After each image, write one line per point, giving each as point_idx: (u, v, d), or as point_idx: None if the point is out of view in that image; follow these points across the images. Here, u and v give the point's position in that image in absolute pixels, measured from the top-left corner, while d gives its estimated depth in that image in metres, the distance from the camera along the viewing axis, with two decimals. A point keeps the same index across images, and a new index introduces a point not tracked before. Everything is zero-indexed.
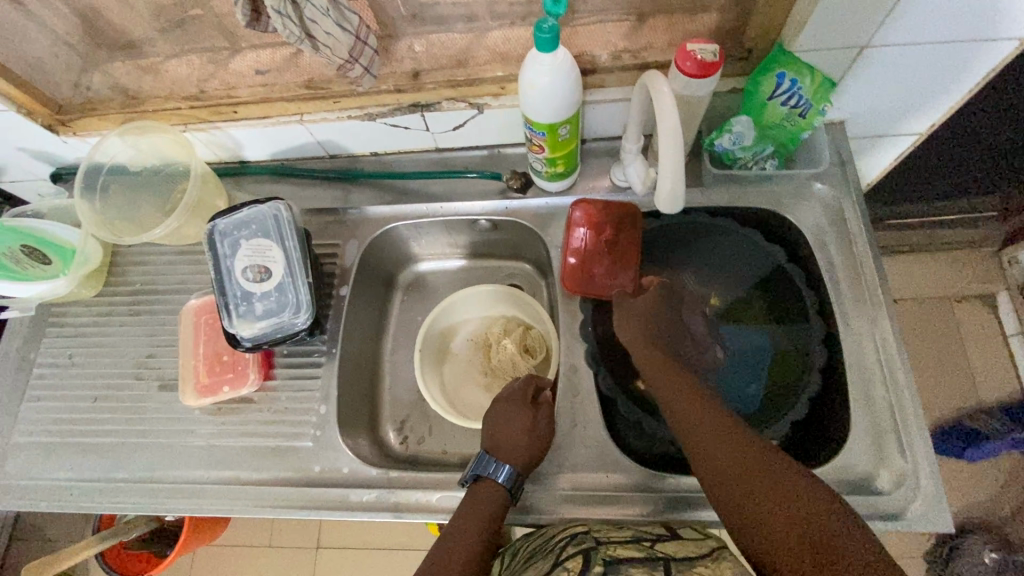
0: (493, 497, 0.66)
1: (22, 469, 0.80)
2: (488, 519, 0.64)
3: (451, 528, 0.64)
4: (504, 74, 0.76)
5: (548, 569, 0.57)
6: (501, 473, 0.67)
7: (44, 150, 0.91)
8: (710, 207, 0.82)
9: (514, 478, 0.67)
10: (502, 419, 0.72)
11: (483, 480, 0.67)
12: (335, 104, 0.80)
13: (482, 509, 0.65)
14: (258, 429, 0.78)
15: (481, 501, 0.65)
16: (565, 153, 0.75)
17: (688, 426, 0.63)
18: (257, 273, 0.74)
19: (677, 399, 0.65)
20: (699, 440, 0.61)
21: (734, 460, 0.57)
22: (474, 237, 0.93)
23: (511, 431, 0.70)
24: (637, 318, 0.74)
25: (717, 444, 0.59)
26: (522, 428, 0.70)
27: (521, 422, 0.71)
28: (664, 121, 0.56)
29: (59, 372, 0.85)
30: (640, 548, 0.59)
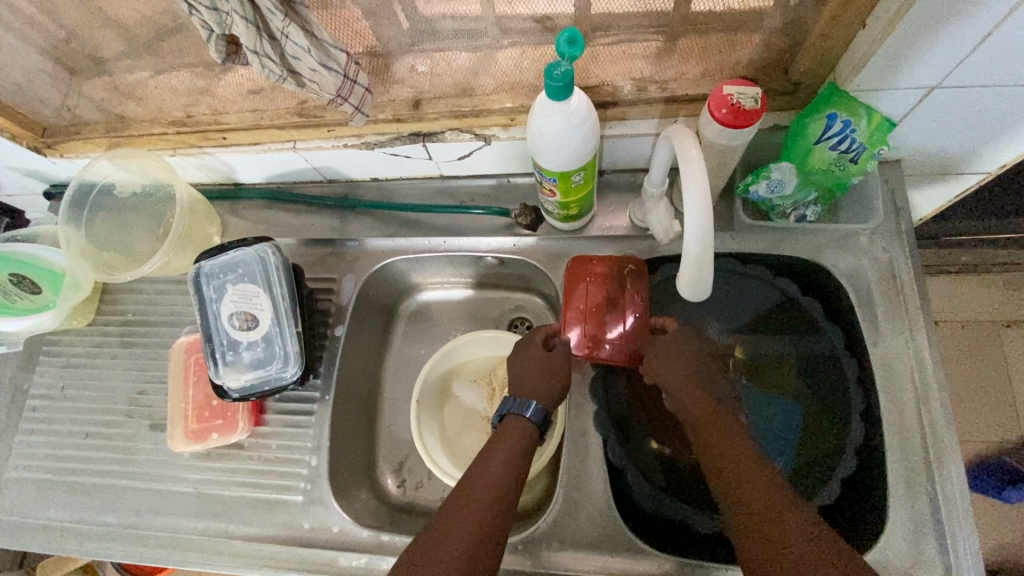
0: (518, 435, 0.61)
1: (16, 504, 0.79)
2: (514, 457, 0.58)
3: (474, 466, 0.57)
4: (514, 105, 0.68)
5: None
6: (527, 409, 0.63)
7: (34, 170, 0.87)
8: (739, 253, 0.73)
9: (541, 411, 0.63)
10: (521, 361, 0.67)
11: (507, 419, 0.63)
12: (330, 132, 0.73)
13: (508, 447, 0.59)
14: (248, 479, 0.74)
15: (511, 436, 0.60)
16: (579, 198, 0.67)
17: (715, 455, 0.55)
18: (244, 320, 0.70)
19: (711, 436, 0.57)
20: (728, 483, 0.53)
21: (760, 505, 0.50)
22: (481, 271, 0.87)
23: (532, 372, 0.66)
24: (674, 351, 0.64)
25: (746, 484, 0.52)
26: (544, 364, 0.66)
27: (540, 358, 0.67)
28: (690, 189, 0.47)
29: (52, 404, 0.83)
30: None
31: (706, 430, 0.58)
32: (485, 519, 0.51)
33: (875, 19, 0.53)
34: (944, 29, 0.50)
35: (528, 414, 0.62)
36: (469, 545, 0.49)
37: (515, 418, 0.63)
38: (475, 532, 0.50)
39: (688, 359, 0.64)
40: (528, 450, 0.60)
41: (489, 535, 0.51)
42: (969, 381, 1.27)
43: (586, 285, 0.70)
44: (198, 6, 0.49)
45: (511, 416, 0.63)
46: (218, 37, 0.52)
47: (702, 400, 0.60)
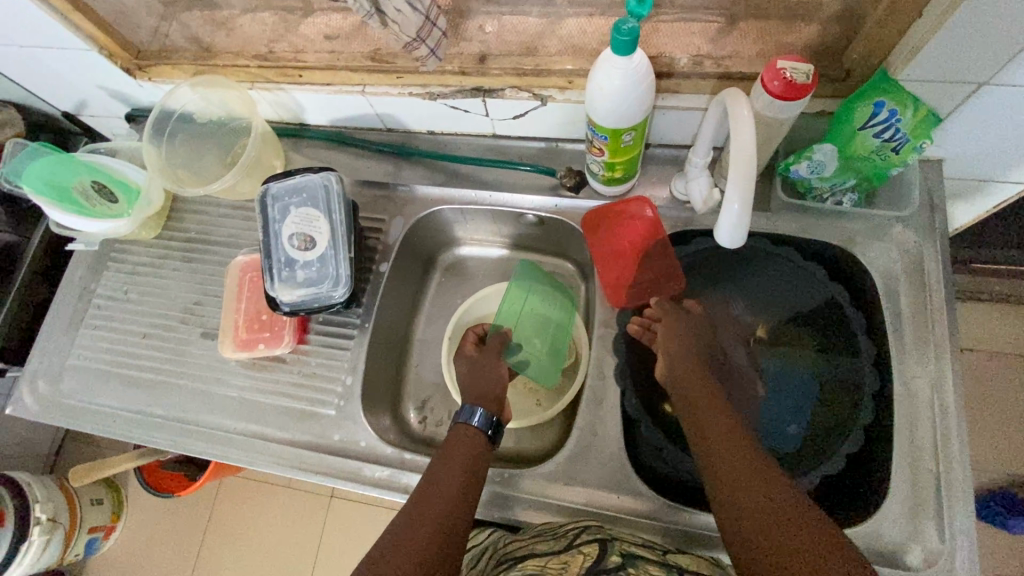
0: (468, 435, 0.70)
1: (74, 390, 0.86)
2: (469, 457, 0.67)
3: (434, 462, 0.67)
4: (574, 68, 0.72)
5: (562, 548, 0.60)
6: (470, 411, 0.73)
7: (121, 91, 0.94)
8: (774, 234, 0.76)
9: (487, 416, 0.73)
10: (464, 374, 0.81)
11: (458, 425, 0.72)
12: (398, 79, 0.78)
13: (460, 448, 0.68)
14: (287, 390, 0.80)
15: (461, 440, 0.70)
16: (625, 159, 0.71)
17: (711, 446, 0.59)
18: (302, 241, 0.75)
19: (687, 378, 0.68)
20: (703, 414, 0.63)
21: (720, 428, 0.61)
22: (519, 230, 0.92)
23: (478, 380, 0.79)
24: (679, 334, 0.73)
25: (715, 417, 0.62)
26: (482, 372, 0.80)
27: (480, 368, 0.80)
28: (740, 153, 0.50)
29: (115, 304, 0.90)
30: (651, 552, 0.61)
31: (691, 389, 0.67)
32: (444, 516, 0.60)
33: (930, 11, 0.56)
34: (1005, 22, 0.52)
35: (473, 420, 0.72)
36: (432, 536, 0.57)
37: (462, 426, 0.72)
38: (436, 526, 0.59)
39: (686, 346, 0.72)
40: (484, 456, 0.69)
41: (452, 529, 0.59)
42: (988, 409, 1.25)
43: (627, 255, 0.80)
44: None
45: (459, 422, 0.72)
46: None
47: (710, 404, 0.64)
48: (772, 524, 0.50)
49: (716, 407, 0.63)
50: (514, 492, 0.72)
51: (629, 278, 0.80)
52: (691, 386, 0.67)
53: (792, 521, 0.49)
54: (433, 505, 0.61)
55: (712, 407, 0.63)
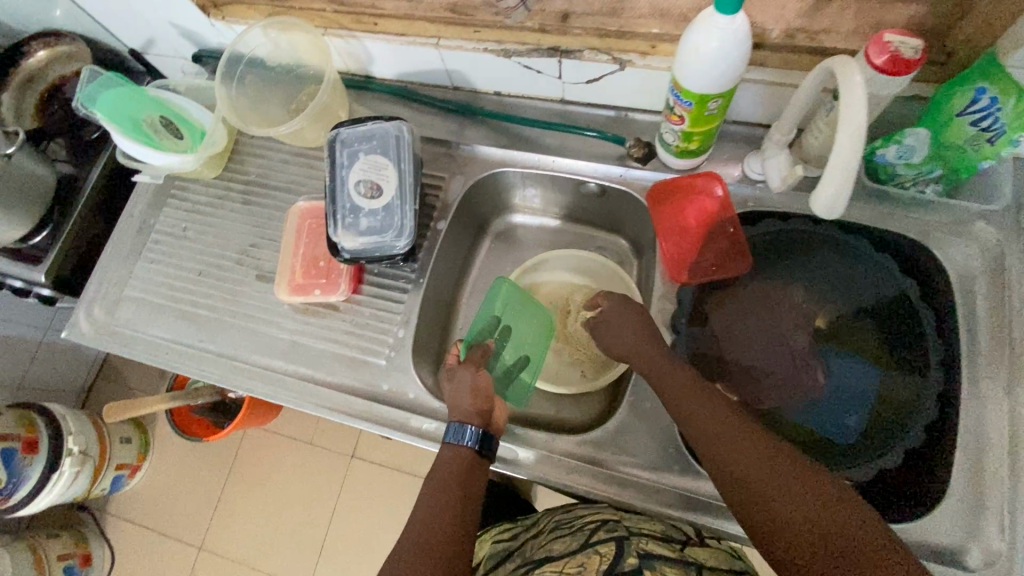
0: (461, 464, 0.65)
1: (129, 321, 0.87)
2: (458, 490, 0.63)
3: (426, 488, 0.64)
4: (660, 32, 0.71)
5: (579, 546, 0.66)
6: (462, 437, 0.66)
7: (191, 30, 0.94)
8: (846, 222, 0.75)
9: (480, 436, 0.66)
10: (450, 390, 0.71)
11: (447, 449, 0.66)
12: (475, 33, 0.77)
13: (451, 480, 0.64)
14: (339, 337, 0.81)
15: (453, 471, 0.65)
16: (704, 130, 0.70)
17: (715, 446, 0.57)
18: (369, 189, 0.75)
19: (664, 373, 0.65)
20: (691, 410, 0.61)
21: (712, 424, 0.59)
22: (577, 201, 0.91)
23: (464, 394, 0.70)
24: (620, 326, 0.73)
25: (706, 411, 0.60)
26: (476, 388, 0.70)
27: (469, 382, 0.71)
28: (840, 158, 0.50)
29: (173, 241, 0.91)
30: (669, 546, 0.65)
31: (671, 386, 0.64)
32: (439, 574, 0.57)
33: None
34: None
35: (464, 439, 0.66)
36: None
37: (451, 448, 0.66)
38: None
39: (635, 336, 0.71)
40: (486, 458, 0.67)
41: None
42: None
43: (690, 229, 0.78)
44: None
45: (448, 443, 0.66)
46: None
47: (697, 394, 0.62)
48: (810, 526, 0.50)
49: (702, 400, 0.61)
50: (561, 456, 0.72)
51: (695, 252, 0.78)
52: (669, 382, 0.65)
53: (835, 522, 0.49)
54: (430, 548, 0.59)
55: (701, 400, 0.61)
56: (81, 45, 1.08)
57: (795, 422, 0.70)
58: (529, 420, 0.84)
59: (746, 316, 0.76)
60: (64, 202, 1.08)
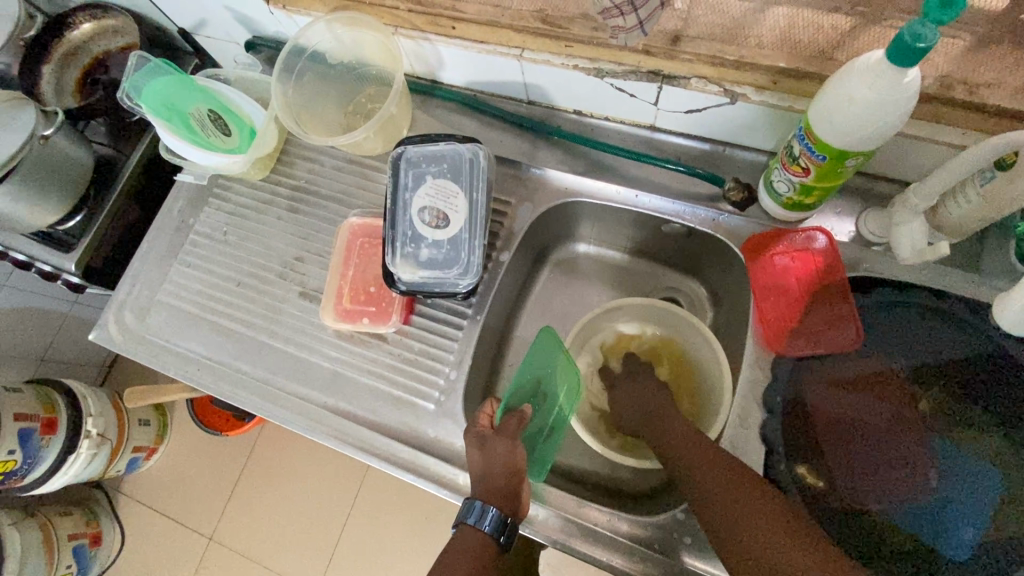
0: (476, 547, 0.57)
1: (160, 328, 0.81)
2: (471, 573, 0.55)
3: (437, 569, 0.56)
4: (786, 66, 0.60)
5: None
6: (483, 518, 0.58)
7: (246, 14, 0.86)
8: (972, 300, 0.66)
9: (500, 519, 0.58)
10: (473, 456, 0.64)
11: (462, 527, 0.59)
12: (566, 48, 0.68)
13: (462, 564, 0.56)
14: (384, 372, 0.74)
15: (465, 554, 0.57)
16: (826, 187, 0.60)
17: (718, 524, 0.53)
18: (433, 217, 0.67)
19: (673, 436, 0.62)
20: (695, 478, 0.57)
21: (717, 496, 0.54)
22: (653, 239, 0.82)
23: (497, 471, 0.62)
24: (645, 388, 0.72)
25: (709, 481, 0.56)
26: (510, 466, 0.61)
27: (504, 458, 0.62)
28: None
29: (212, 245, 0.84)
30: None
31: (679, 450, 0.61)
32: None
33: None
34: None
35: (484, 524, 0.58)
36: None
37: (468, 526, 0.59)
38: None
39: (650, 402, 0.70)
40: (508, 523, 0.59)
41: None
42: None
43: (792, 287, 0.69)
44: None
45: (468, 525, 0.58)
46: None
47: (702, 461, 0.58)
48: None
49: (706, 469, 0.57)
50: (625, 540, 0.65)
51: (797, 313, 0.68)
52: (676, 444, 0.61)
53: None
54: None
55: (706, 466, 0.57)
56: (126, 18, 1.01)
57: (896, 524, 0.61)
58: (583, 480, 0.76)
59: (843, 393, 0.66)
60: (100, 187, 1.02)
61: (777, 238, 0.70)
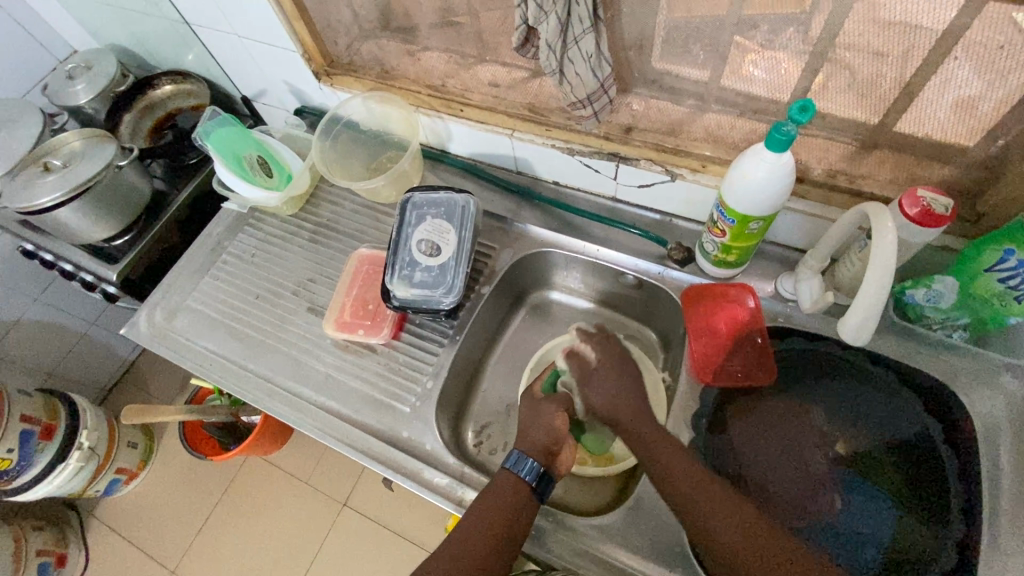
0: (511, 489, 0.68)
1: (183, 328, 0.94)
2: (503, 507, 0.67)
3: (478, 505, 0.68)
4: (710, 155, 0.79)
5: None
6: (522, 468, 0.70)
7: (300, 89, 1.07)
8: (873, 352, 0.78)
9: (537, 473, 0.69)
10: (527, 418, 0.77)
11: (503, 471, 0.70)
12: (546, 131, 0.87)
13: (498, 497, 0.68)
14: (371, 378, 0.85)
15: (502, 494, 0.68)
16: (742, 246, 0.76)
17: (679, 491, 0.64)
18: (428, 248, 0.84)
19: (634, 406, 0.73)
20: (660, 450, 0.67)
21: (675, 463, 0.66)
22: (614, 290, 0.97)
23: (535, 431, 0.74)
24: (608, 386, 0.75)
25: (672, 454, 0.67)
26: (550, 428, 0.74)
27: (546, 419, 0.75)
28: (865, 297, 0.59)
29: (240, 263, 0.99)
30: None
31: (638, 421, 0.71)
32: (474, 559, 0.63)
33: None
34: None
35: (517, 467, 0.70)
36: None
37: (509, 474, 0.70)
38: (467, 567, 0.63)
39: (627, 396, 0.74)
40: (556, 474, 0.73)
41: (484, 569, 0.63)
42: None
43: (716, 333, 0.82)
44: (526, 5, 0.64)
45: (504, 470, 0.70)
46: (524, 29, 0.68)
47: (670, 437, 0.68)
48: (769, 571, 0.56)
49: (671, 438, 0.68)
50: (566, 539, 0.72)
51: (720, 355, 0.81)
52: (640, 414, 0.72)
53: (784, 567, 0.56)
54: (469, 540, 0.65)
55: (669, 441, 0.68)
56: (201, 85, 1.24)
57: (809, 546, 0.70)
58: None
59: (765, 431, 0.78)
60: (151, 213, 1.20)
61: (708, 291, 0.84)
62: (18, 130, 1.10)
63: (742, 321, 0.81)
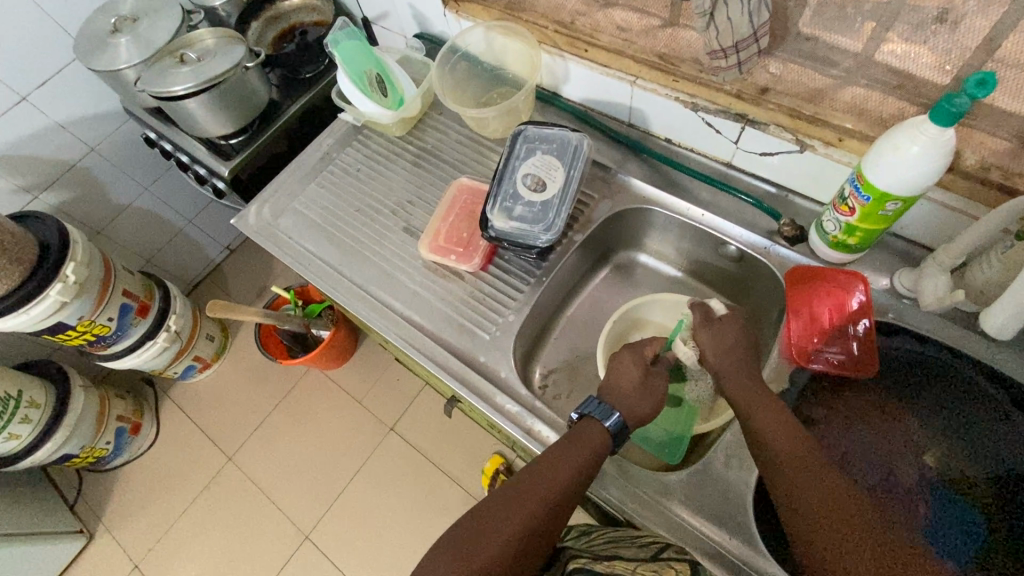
0: (592, 440, 0.66)
1: (287, 227, 0.99)
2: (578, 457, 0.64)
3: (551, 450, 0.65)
4: (852, 128, 0.73)
5: (647, 557, 0.62)
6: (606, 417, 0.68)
7: (424, 13, 1.08)
8: (987, 365, 0.72)
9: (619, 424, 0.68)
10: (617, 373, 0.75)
11: (585, 419, 0.69)
12: (673, 82, 0.84)
13: (580, 446, 0.65)
14: (456, 302, 0.88)
15: (579, 443, 0.66)
16: (869, 229, 0.72)
17: (780, 475, 0.61)
18: (534, 183, 0.84)
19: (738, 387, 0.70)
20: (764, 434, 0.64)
21: (782, 445, 0.62)
22: (708, 259, 0.94)
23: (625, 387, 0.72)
24: (725, 338, 0.73)
25: (773, 435, 0.64)
26: (645, 389, 0.73)
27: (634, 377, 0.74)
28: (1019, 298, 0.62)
29: (345, 175, 1.03)
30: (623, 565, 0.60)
31: (746, 402, 0.68)
32: (538, 505, 0.61)
33: None
34: None
35: (607, 423, 0.68)
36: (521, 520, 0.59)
37: (592, 421, 0.69)
38: (531, 508, 0.60)
39: (736, 357, 0.72)
40: (560, 500, 0.62)
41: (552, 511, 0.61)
42: None
43: (815, 317, 0.77)
44: None
45: (585, 416, 0.69)
46: None
47: (773, 419, 0.65)
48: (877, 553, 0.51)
49: (777, 425, 0.64)
50: (630, 485, 0.72)
51: (818, 342, 0.77)
52: (749, 399, 0.68)
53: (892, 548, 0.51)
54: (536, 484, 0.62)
55: (776, 424, 0.65)
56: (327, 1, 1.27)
57: None
58: None
59: (851, 432, 0.76)
60: (264, 119, 1.26)
61: (815, 273, 0.79)
62: (159, 20, 1.15)
63: (847, 307, 0.77)
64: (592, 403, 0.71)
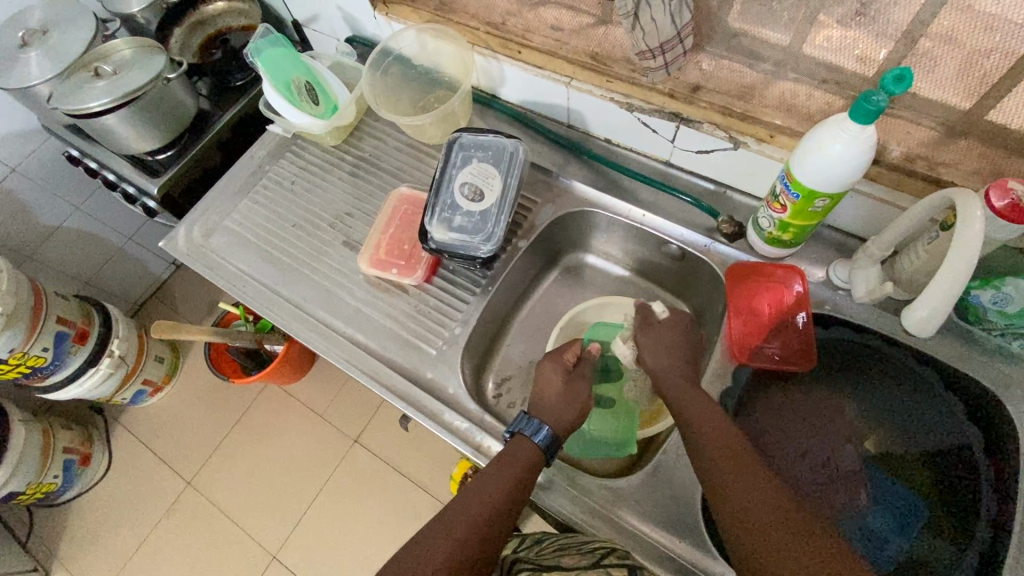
0: (521, 457, 0.66)
1: (219, 247, 0.94)
2: (510, 475, 0.64)
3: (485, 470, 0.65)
4: (782, 124, 0.73)
5: (588, 565, 0.61)
6: (535, 432, 0.68)
7: (353, 15, 1.04)
8: (920, 352, 0.74)
9: (549, 438, 0.68)
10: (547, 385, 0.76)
11: (515, 435, 0.69)
12: (606, 82, 0.82)
13: (511, 465, 0.65)
14: (399, 317, 0.85)
15: (513, 460, 0.66)
16: (801, 225, 0.72)
17: (714, 475, 0.62)
18: (472, 192, 0.82)
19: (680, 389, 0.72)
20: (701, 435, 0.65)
21: (720, 443, 0.64)
22: (653, 258, 0.94)
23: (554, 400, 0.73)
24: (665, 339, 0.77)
25: (711, 435, 0.65)
26: (572, 398, 0.74)
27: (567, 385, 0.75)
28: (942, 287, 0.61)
29: (279, 190, 0.99)
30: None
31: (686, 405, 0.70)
32: (473, 528, 0.60)
33: None
34: None
35: (536, 438, 0.68)
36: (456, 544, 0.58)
37: (521, 437, 0.68)
38: (467, 531, 0.60)
39: (677, 355, 0.76)
40: (495, 523, 0.61)
41: (488, 534, 0.60)
42: None
43: (755, 313, 0.79)
44: None
45: (516, 433, 0.69)
46: None
47: (715, 418, 0.66)
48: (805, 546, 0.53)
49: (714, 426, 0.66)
50: (579, 495, 0.72)
51: (759, 337, 0.79)
52: (689, 401, 0.70)
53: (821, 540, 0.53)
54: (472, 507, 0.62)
55: (716, 424, 0.66)
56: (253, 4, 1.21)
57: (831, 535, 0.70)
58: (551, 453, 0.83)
59: (795, 422, 0.77)
60: (194, 132, 1.19)
61: (754, 269, 0.80)
62: (68, 30, 1.07)
63: (785, 302, 0.78)
64: (522, 418, 0.70)
